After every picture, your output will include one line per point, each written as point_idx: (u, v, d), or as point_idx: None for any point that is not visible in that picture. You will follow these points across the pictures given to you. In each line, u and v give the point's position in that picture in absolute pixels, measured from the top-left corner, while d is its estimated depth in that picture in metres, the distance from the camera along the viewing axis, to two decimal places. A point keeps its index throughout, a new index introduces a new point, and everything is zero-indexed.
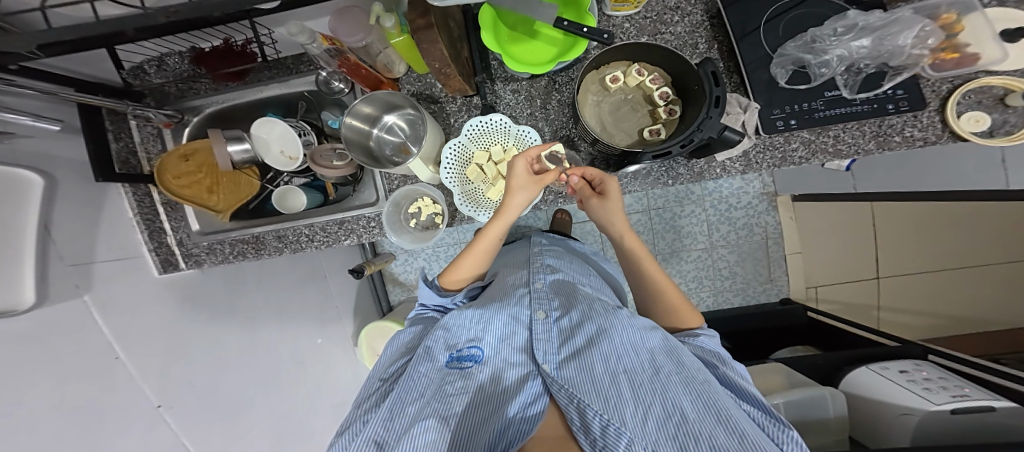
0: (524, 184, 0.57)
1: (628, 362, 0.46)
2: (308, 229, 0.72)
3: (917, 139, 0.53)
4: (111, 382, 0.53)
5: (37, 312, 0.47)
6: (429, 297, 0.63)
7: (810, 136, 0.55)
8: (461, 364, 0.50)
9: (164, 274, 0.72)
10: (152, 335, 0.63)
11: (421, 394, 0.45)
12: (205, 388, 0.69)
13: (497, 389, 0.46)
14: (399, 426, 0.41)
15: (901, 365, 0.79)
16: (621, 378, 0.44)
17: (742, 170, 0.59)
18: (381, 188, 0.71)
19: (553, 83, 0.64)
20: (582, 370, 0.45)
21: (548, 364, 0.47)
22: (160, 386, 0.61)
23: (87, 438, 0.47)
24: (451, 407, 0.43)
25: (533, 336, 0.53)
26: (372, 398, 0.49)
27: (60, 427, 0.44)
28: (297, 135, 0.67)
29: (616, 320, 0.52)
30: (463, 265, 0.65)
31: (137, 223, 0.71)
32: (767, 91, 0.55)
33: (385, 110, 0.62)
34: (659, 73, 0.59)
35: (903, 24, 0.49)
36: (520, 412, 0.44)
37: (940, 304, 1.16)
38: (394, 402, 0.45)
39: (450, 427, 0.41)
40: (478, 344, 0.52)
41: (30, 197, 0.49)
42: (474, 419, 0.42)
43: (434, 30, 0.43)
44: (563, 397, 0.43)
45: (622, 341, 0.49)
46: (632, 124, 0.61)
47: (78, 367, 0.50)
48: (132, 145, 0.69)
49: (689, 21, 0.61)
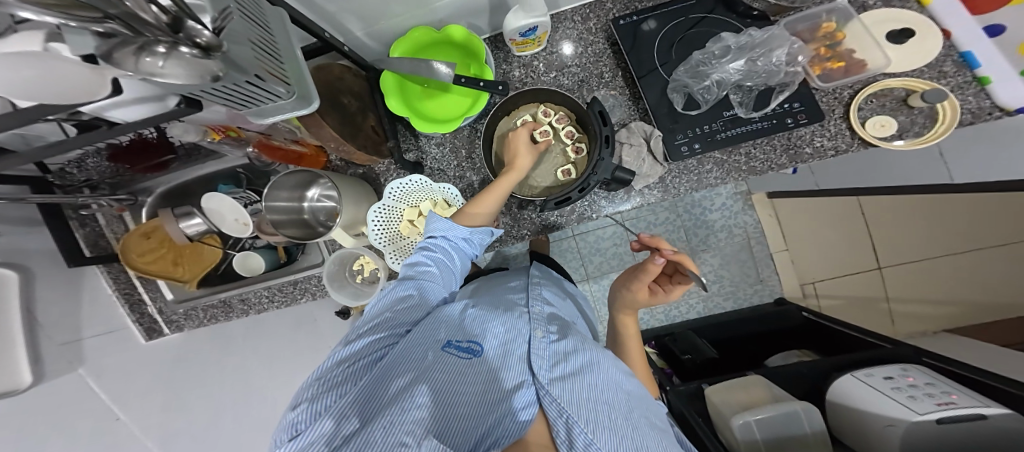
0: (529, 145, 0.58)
1: (610, 394, 0.46)
2: (266, 291, 0.76)
3: (828, 148, 0.51)
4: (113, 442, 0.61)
5: (34, 391, 0.54)
6: (443, 231, 0.56)
7: (723, 157, 0.53)
8: (460, 353, 0.48)
9: (149, 340, 0.79)
10: (147, 393, 0.69)
11: (413, 371, 0.44)
12: (203, 437, 0.72)
13: (496, 386, 0.45)
14: (385, 399, 0.40)
15: (885, 371, 0.75)
16: (603, 406, 0.44)
17: (661, 197, 0.57)
18: (327, 251, 0.75)
19: (475, 132, 0.65)
20: (572, 387, 0.45)
21: (541, 377, 0.46)
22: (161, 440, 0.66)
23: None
24: (446, 389, 0.42)
25: (531, 350, 0.51)
26: (371, 346, 0.46)
27: None
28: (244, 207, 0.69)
29: (604, 356, 0.52)
30: (480, 210, 0.57)
31: (117, 298, 0.77)
32: (669, 117, 0.53)
33: (303, 186, 0.62)
34: (564, 112, 0.59)
35: (772, 43, 0.51)
36: (514, 414, 0.42)
37: (949, 289, 1.06)
38: (379, 377, 0.43)
39: (437, 409, 0.39)
40: (479, 340, 0.51)
41: (10, 294, 0.55)
42: (463, 414, 0.40)
43: (315, 116, 0.45)
44: (554, 411, 0.43)
45: (607, 375, 0.48)
46: (547, 166, 0.61)
47: (80, 436, 0.56)
48: (100, 229, 0.76)
49: (592, 51, 0.59)
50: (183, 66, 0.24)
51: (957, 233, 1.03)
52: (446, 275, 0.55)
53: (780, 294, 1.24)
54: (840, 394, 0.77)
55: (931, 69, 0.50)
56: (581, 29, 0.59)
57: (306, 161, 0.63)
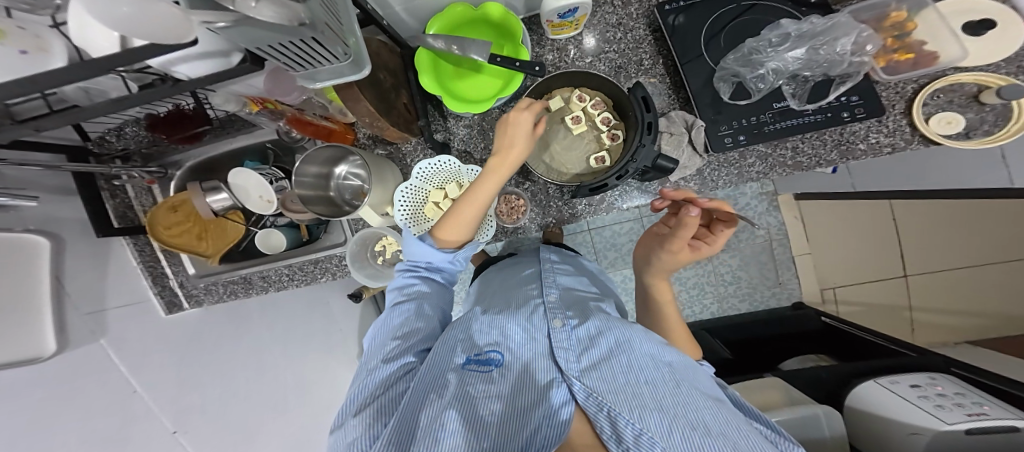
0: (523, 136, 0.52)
1: (647, 373, 0.46)
2: (288, 269, 0.75)
3: (885, 145, 0.50)
4: (129, 415, 0.59)
5: (59, 358, 0.53)
6: (423, 256, 0.57)
7: (767, 150, 0.52)
8: (480, 366, 0.50)
9: (169, 314, 0.77)
10: (165, 368, 0.68)
11: (441, 396, 0.45)
12: (217, 411, 0.73)
13: (526, 395, 0.46)
14: (422, 428, 0.41)
15: (912, 379, 0.73)
16: (643, 388, 0.44)
17: (699, 189, 0.56)
18: (349, 229, 0.73)
19: (506, 116, 0.64)
20: (603, 380, 0.46)
21: (571, 371, 0.48)
22: (175, 413, 0.66)
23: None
24: (477, 410, 0.43)
25: (553, 344, 0.52)
26: (392, 380, 0.47)
27: None
28: (268, 183, 0.68)
29: (635, 334, 0.51)
30: (462, 221, 0.54)
31: (140, 270, 0.76)
32: (714, 105, 0.51)
33: (333, 163, 0.62)
34: (600, 97, 0.57)
35: (841, 30, 0.48)
36: (548, 414, 0.43)
37: (968, 301, 1.08)
38: (411, 404, 0.44)
39: (472, 430, 0.41)
40: (498, 348, 0.53)
41: (36, 262, 0.54)
42: (498, 429, 0.42)
43: (354, 90, 0.45)
44: (593, 405, 0.43)
45: (640, 354, 0.49)
46: (580, 151, 0.59)
47: (103, 405, 0.56)
48: (128, 201, 0.76)
49: (632, 36, 0.57)
50: (276, 7, 0.23)
51: (979, 244, 1.06)
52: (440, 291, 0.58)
53: (798, 298, 1.22)
54: (862, 402, 0.75)
55: (1009, 63, 0.48)
56: (624, 13, 0.57)
57: (336, 138, 0.62)
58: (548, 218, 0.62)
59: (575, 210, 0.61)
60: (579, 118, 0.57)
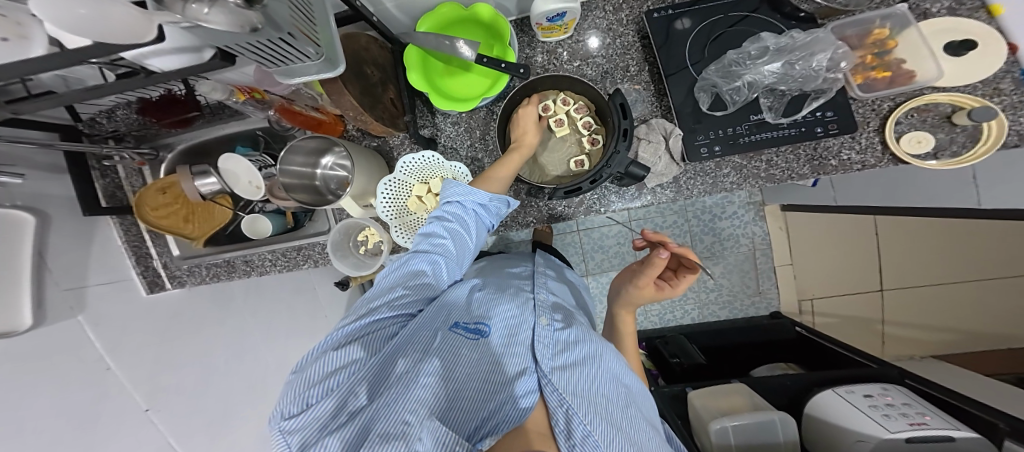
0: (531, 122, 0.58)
1: (608, 389, 0.49)
2: (271, 254, 0.76)
3: (855, 162, 0.51)
4: (105, 388, 0.60)
5: (37, 332, 0.54)
6: (461, 196, 0.56)
7: (742, 162, 0.53)
8: (465, 333, 0.52)
9: (151, 293, 0.78)
10: (143, 347, 0.68)
11: (423, 350, 0.47)
12: (191, 389, 0.73)
13: (496, 372, 0.48)
14: (394, 377, 0.43)
15: (866, 389, 0.75)
16: (602, 398, 0.47)
17: (673, 197, 0.56)
18: (333, 220, 0.76)
19: (491, 114, 0.65)
20: (574, 378, 0.48)
21: (544, 365, 0.50)
22: (148, 391, 0.66)
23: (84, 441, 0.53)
24: (453, 372, 0.45)
25: (534, 339, 0.54)
26: (381, 323, 0.49)
27: (57, 431, 0.51)
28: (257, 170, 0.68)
29: (610, 350, 0.54)
30: (502, 178, 0.57)
31: (125, 249, 0.77)
32: (692, 116, 0.52)
33: (318, 153, 0.63)
34: (584, 102, 0.58)
35: (819, 45, 0.49)
36: (515, 399, 0.45)
37: (939, 317, 1.09)
38: (394, 351, 0.47)
39: (444, 390, 0.43)
40: (486, 322, 0.55)
41: (22, 238, 0.55)
42: (466, 400, 0.43)
43: (338, 83, 0.46)
44: (555, 399, 0.46)
45: (608, 368, 0.51)
46: (562, 154, 0.60)
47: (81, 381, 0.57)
48: (119, 180, 0.76)
49: (620, 42, 0.57)
50: (226, 15, 0.24)
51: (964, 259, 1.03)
52: (461, 250, 0.56)
53: (776, 308, 1.25)
54: (820, 410, 0.77)
55: (986, 84, 0.49)
56: (612, 20, 0.57)
57: (325, 128, 0.63)
58: (529, 218, 0.63)
59: (555, 211, 0.62)
60: (564, 121, 0.59)
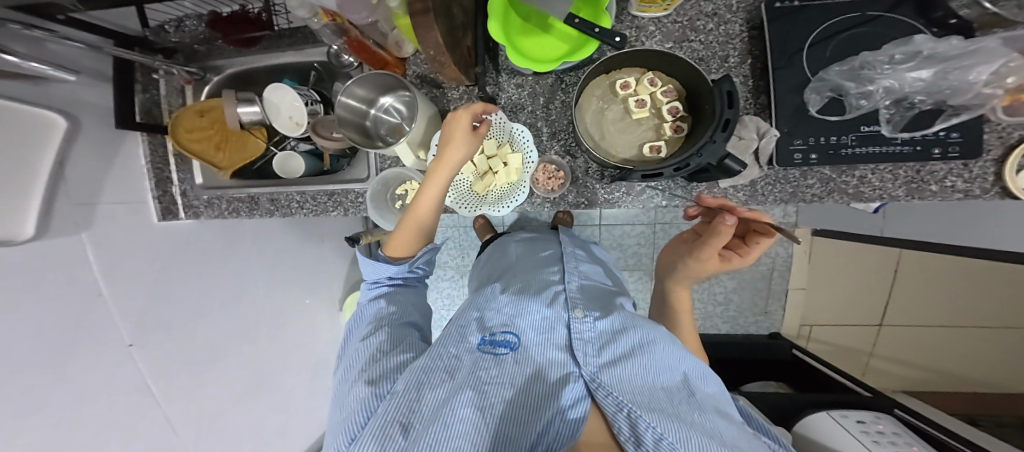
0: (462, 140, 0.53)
1: (666, 379, 0.47)
2: (300, 195, 0.71)
3: (959, 191, 0.48)
4: (88, 317, 0.57)
5: (35, 244, 0.50)
6: (383, 271, 0.59)
7: (831, 174, 0.51)
8: (494, 349, 0.53)
9: (161, 221, 0.74)
10: (140, 274, 0.67)
11: (451, 376, 0.47)
12: (178, 332, 0.72)
13: (536, 381, 0.47)
14: (426, 410, 0.42)
15: (860, 415, 0.78)
16: (661, 390, 0.45)
17: (744, 200, 0.56)
18: (374, 167, 0.70)
19: (560, 82, 0.62)
20: (623, 373, 0.47)
21: (589, 365, 0.49)
22: (133, 327, 0.64)
23: (34, 366, 0.49)
24: (489, 396, 0.44)
25: (573, 334, 0.54)
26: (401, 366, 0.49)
27: (26, 349, 0.48)
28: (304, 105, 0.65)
29: (660, 336, 0.53)
30: (407, 228, 0.58)
31: (146, 170, 0.72)
32: (794, 117, 0.49)
33: (379, 91, 0.60)
34: (674, 85, 0.53)
35: (981, 56, 0.41)
36: (562, 412, 0.43)
37: (927, 358, 1.05)
38: (423, 377, 0.46)
39: (486, 415, 0.42)
40: (512, 332, 0.56)
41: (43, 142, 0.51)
42: (511, 418, 0.42)
43: (429, 17, 0.41)
44: (611, 404, 0.42)
45: (662, 358, 0.50)
46: (634, 137, 0.56)
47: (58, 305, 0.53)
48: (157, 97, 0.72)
49: (725, 30, 0.53)
50: None
51: (984, 299, 0.94)
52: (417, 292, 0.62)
53: (777, 329, 1.30)
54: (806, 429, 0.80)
55: None
56: (722, 3, 0.53)
57: (390, 68, 0.61)
58: (581, 198, 0.64)
59: (614, 196, 0.62)
60: (646, 102, 0.53)
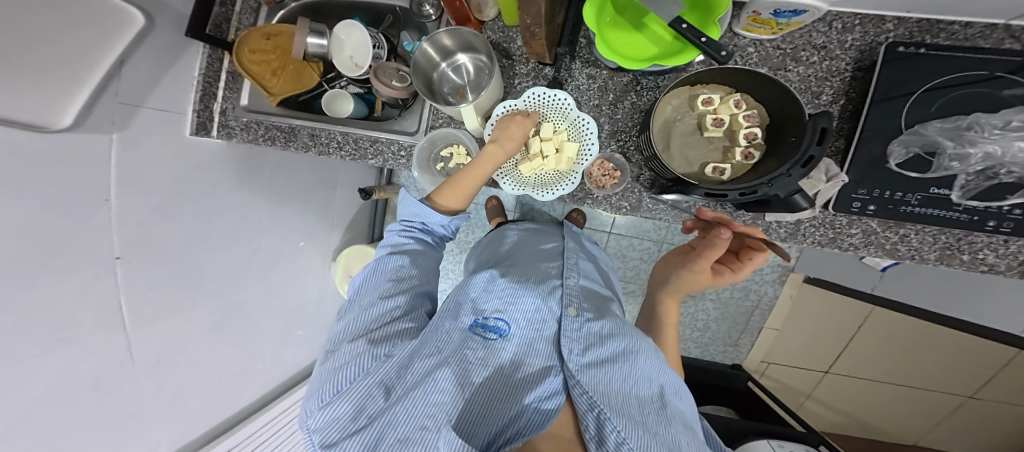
0: (524, 121, 0.61)
1: (641, 389, 0.49)
2: (341, 136, 0.73)
3: (984, 263, 0.56)
4: (91, 222, 0.55)
5: (55, 134, 0.49)
6: (420, 217, 0.63)
7: (875, 229, 0.59)
8: (486, 334, 0.55)
9: (194, 135, 0.74)
10: (158, 184, 0.65)
11: (439, 351, 0.50)
12: (173, 257, 0.71)
13: (514, 375, 0.50)
14: (410, 379, 0.46)
15: (793, 446, 0.89)
16: (634, 399, 0.47)
17: (785, 236, 0.63)
18: (425, 122, 0.73)
19: (636, 84, 0.61)
20: (601, 377, 0.49)
21: (572, 363, 0.50)
22: (128, 239, 0.61)
23: (32, 259, 0.48)
24: (469, 376, 0.47)
25: (562, 330, 0.56)
26: (391, 331, 0.52)
27: (21, 245, 0.46)
28: (371, 46, 0.71)
29: (644, 348, 0.55)
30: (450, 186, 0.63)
31: (196, 82, 0.73)
32: (867, 168, 0.51)
33: (460, 47, 0.65)
34: (759, 111, 0.53)
35: None
36: (535, 404, 0.46)
37: (849, 398, 1.32)
38: (415, 350, 0.50)
39: (463, 396, 0.45)
40: (504, 319, 0.58)
41: (91, 29, 0.52)
42: (485, 406, 0.44)
43: None
44: (584, 402, 0.45)
45: (641, 368, 0.52)
46: (698, 154, 0.57)
47: (67, 202, 0.51)
48: (230, 14, 0.76)
49: (827, 65, 0.54)
50: None
51: (919, 364, 1.13)
52: (428, 253, 0.63)
53: (740, 360, 1.39)
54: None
55: None
56: (836, 37, 0.53)
57: (470, 26, 0.65)
58: (624, 202, 0.64)
59: (656, 207, 0.64)
60: (723, 123, 0.54)
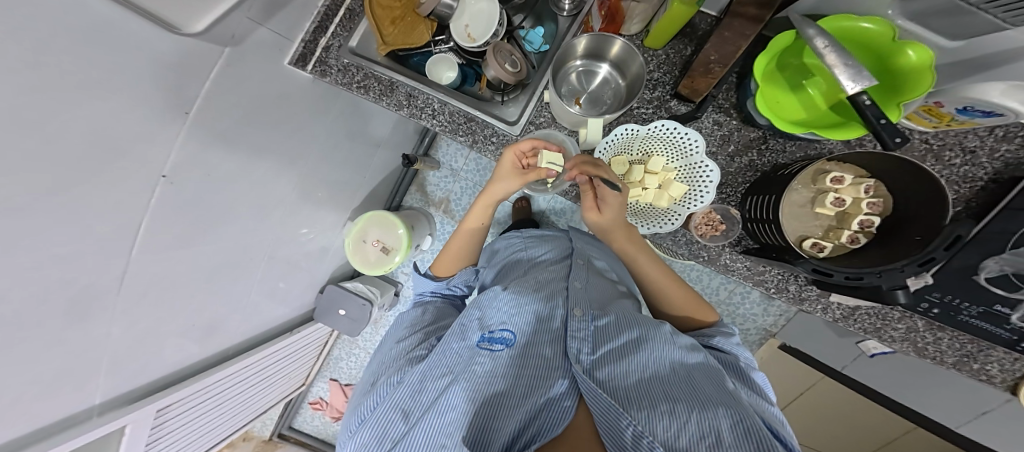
0: (508, 175, 0.68)
1: (657, 375, 0.47)
2: (439, 104, 0.70)
3: (987, 374, 0.63)
4: (156, 132, 0.47)
5: (155, 25, 0.41)
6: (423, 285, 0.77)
7: (917, 328, 0.65)
8: (491, 346, 0.53)
9: (292, 65, 0.70)
10: (225, 104, 0.57)
11: (449, 369, 0.51)
12: (212, 187, 0.62)
13: (536, 378, 0.48)
14: (425, 400, 0.49)
15: None
16: (653, 387, 0.45)
17: (839, 316, 0.68)
18: (528, 114, 0.70)
19: (762, 142, 0.63)
20: (614, 376, 0.47)
21: (581, 365, 0.49)
22: (180, 158, 0.53)
23: (88, 162, 0.40)
24: (479, 387, 0.46)
25: (568, 332, 0.54)
26: (404, 366, 0.56)
27: (81, 144, 0.38)
28: (496, 21, 0.71)
29: (655, 334, 0.53)
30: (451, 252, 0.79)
31: (319, 11, 0.70)
32: (956, 278, 0.55)
33: (614, 60, 0.66)
34: (880, 202, 0.57)
35: None
36: (552, 404, 0.46)
37: None
38: (425, 372, 0.52)
39: (473, 407, 0.44)
40: (509, 329, 0.56)
41: None
42: (501, 411, 0.44)
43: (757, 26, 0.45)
44: (597, 403, 0.43)
45: (654, 355, 0.50)
46: (802, 225, 0.60)
47: (143, 104, 0.43)
48: None
49: (963, 171, 0.57)
50: None
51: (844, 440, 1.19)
52: (442, 309, 0.71)
53: None
54: None
55: None
56: (990, 144, 0.55)
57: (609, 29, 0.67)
58: (703, 253, 0.67)
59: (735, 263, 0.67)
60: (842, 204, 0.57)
